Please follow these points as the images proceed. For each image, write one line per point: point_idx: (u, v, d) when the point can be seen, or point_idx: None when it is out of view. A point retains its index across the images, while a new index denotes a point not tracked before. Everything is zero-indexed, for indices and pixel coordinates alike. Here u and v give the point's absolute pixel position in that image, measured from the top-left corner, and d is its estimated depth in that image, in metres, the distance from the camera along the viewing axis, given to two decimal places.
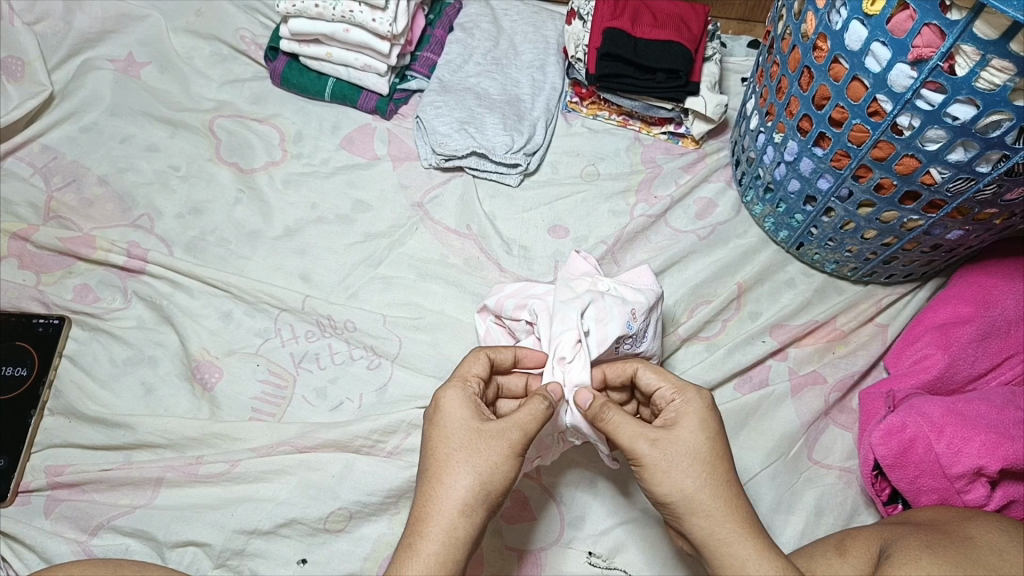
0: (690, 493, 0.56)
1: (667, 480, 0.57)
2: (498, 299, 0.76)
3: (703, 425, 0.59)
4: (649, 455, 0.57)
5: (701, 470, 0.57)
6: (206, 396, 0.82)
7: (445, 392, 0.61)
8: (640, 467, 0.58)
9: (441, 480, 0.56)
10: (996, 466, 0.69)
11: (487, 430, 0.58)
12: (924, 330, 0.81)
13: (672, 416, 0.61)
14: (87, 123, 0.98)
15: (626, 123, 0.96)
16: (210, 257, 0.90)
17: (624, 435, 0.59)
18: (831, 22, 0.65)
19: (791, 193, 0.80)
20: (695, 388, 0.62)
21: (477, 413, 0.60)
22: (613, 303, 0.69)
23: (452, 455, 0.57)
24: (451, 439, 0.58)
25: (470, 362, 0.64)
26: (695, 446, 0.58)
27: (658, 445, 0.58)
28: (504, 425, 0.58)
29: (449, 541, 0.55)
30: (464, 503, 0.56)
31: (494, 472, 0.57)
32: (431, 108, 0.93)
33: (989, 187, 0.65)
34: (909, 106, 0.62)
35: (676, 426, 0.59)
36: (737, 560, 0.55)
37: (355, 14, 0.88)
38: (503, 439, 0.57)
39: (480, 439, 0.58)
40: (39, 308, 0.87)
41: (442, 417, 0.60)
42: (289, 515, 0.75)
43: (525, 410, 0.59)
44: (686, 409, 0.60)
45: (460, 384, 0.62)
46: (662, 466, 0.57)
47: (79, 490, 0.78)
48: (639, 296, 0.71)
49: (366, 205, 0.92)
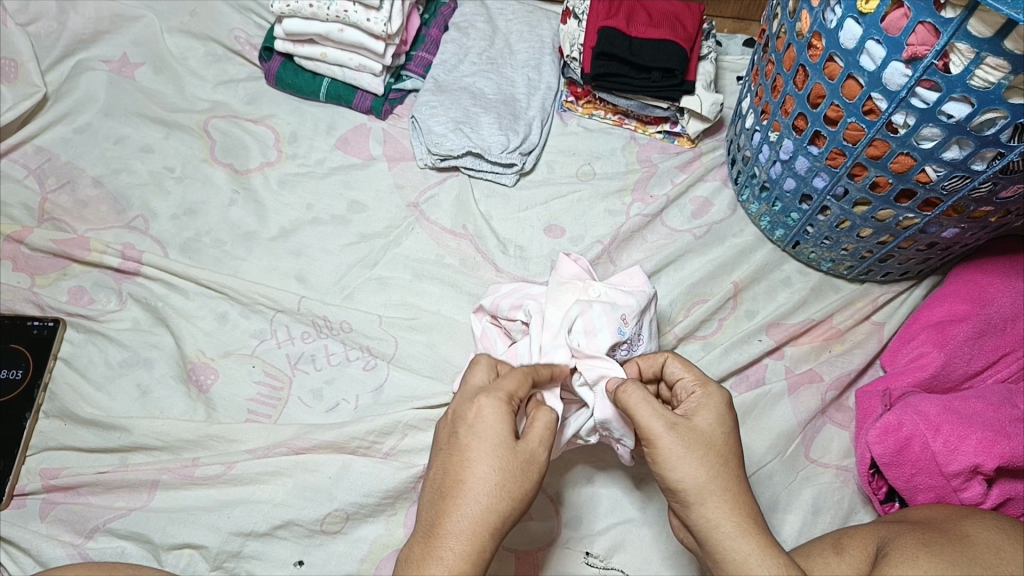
0: (702, 482, 0.56)
1: (681, 465, 0.56)
2: (495, 299, 0.76)
3: (721, 419, 0.59)
4: (666, 437, 0.57)
5: (715, 461, 0.57)
6: (201, 398, 0.82)
7: (485, 400, 0.57)
8: (655, 449, 0.58)
9: (473, 499, 0.54)
10: (992, 464, 0.69)
11: (522, 452, 0.56)
12: (920, 327, 0.81)
13: (691, 406, 0.61)
14: (81, 124, 0.98)
15: (621, 122, 0.96)
16: (205, 258, 0.89)
17: (644, 415, 0.59)
18: (825, 20, 0.65)
19: (787, 191, 0.80)
20: (716, 384, 0.62)
21: (513, 428, 0.57)
22: (602, 312, 0.69)
23: (487, 476, 0.54)
24: (486, 455, 0.55)
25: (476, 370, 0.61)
26: (711, 437, 0.58)
27: (677, 430, 0.58)
28: (534, 449, 0.57)
29: (473, 563, 0.53)
30: (493, 526, 0.54)
31: (524, 498, 0.55)
32: (426, 108, 0.93)
33: (985, 185, 0.64)
34: (904, 104, 0.62)
35: (695, 416, 0.59)
36: (739, 555, 0.54)
37: (349, 14, 0.88)
38: (535, 466, 0.56)
39: (516, 463, 0.55)
40: (33, 310, 0.87)
41: (479, 428, 0.56)
42: (285, 517, 0.75)
43: (541, 425, 0.58)
44: (706, 401, 0.60)
45: (498, 392, 0.58)
46: (677, 451, 0.57)
47: (75, 493, 0.78)
48: (630, 300, 0.71)
49: (361, 205, 0.92)
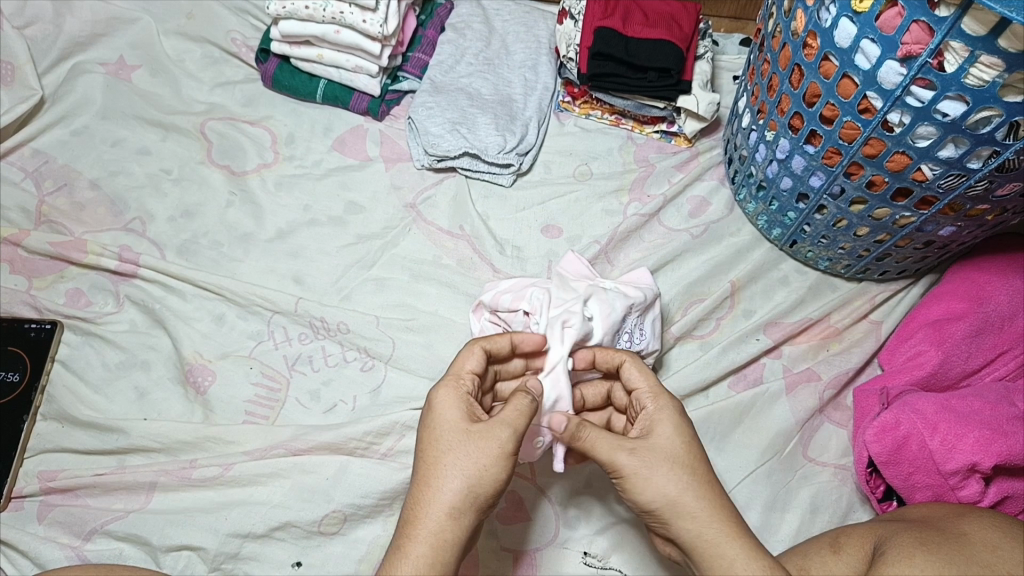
0: (673, 497, 0.56)
1: (650, 486, 0.56)
2: (495, 294, 0.74)
3: (679, 429, 0.59)
4: (628, 464, 0.57)
5: (683, 473, 0.57)
6: (198, 399, 0.82)
7: (439, 392, 0.60)
8: (622, 478, 0.58)
9: (429, 483, 0.56)
10: (990, 462, 0.69)
11: (475, 431, 0.57)
12: (917, 326, 0.81)
13: (646, 424, 0.61)
14: (77, 127, 0.98)
15: (618, 122, 0.96)
16: (203, 260, 0.89)
17: (602, 449, 0.58)
18: (820, 20, 0.65)
19: (784, 190, 0.80)
20: (668, 395, 0.62)
21: (469, 414, 0.59)
22: (615, 296, 0.72)
23: (440, 458, 0.56)
24: (441, 440, 0.57)
25: (464, 357, 0.63)
26: (672, 449, 0.58)
27: (637, 454, 0.58)
28: (493, 425, 0.57)
29: (438, 543, 0.54)
30: (452, 506, 0.55)
31: (483, 474, 0.55)
32: (423, 109, 0.93)
33: (980, 183, 0.64)
34: (899, 103, 0.62)
35: (653, 433, 0.59)
36: (725, 561, 0.54)
37: (345, 15, 0.88)
38: (492, 442, 0.56)
39: (469, 442, 0.56)
40: (30, 312, 0.87)
41: (432, 420, 0.59)
42: (283, 519, 0.75)
43: (512, 407, 0.59)
44: (660, 416, 0.60)
45: (451, 380, 0.61)
46: (643, 473, 0.57)
47: (73, 495, 0.78)
48: (639, 291, 0.74)
49: (358, 206, 0.92)
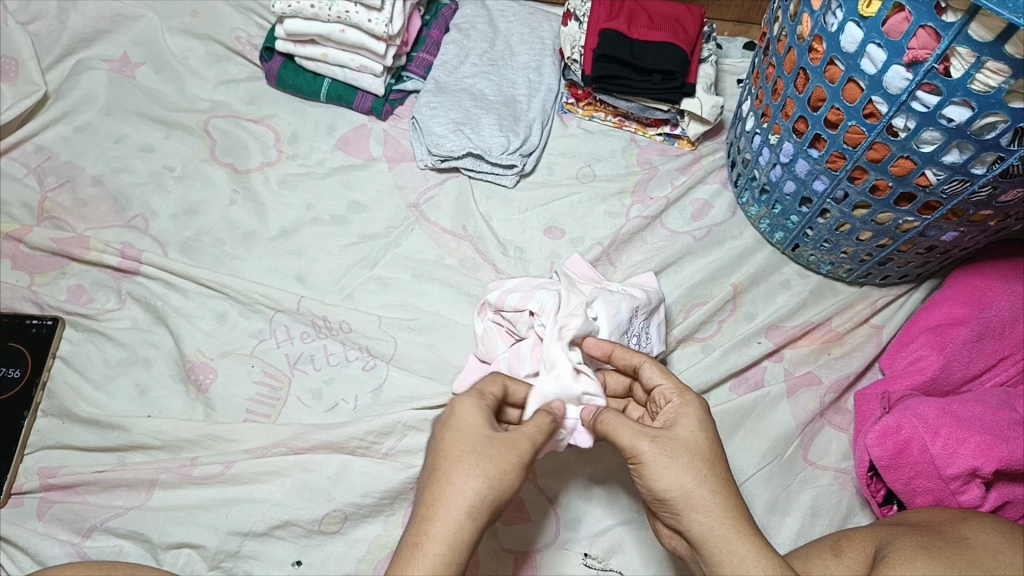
0: (689, 489, 0.56)
1: (667, 475, 0.57)
2: (501, 294, 0.74)
3: (702, 426, 0.59)
4: (649, 451, 0.57)
5: (701, 466, 0.57)
6: (200, 397, 0.82)
7: (461, 399, 0.60)
8: (640, 464, 0.58)
9: (449, 480, 0.55)
10: (991, 467, 0.69)
11: (499, 439, 0.57)
12: (918, 331, 0.81)
13: (669, 417, 0.61)
14: (81, 123, 0.98)
15: (622, 124, 0.96)
16: (205, 258, 0.89)
17: (624, 434, 0.59)
18: (827, 24, 0.66)
19: (787, 194, 0.80)
20: (693, 392, 0.62)
21: (491, 423, 0.59)
22: (622, 299, 0.72)
23: (464, 458, 0.55)
24: (463, 441, 0.57)
25: (487, 382, 0.63)
26: (694, 444, 0.58)
27: (658, 442, 0.58)
28: (516, 436, 0.58)
29: (454, 542, 0.53)
30: (471, 503, 0.54)
31: (504, 480, 0.55)
32: (427, 109, 0.93)
33: (984, 188, 0.64)
34: (905, 107, 0.62)
35: (676, 425, 0.59)
36: (735, 557, 0.54)
37: (350, 14, 0.88)
38: (514, 450, 0.57)
39: (493, 448, 0.56)
40: (31, 308, 0.87)
41: (454, 421, 0.58)
42: (284, 517, 0.74)
43: (531, 424, 0.60)
44: (685, 410, 0.60)
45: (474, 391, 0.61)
46: (662, 462, 0.57)
47: (72, 492, 0.77)
48: (644, 293, 0.75)
49: (361, 205, 0.92)
